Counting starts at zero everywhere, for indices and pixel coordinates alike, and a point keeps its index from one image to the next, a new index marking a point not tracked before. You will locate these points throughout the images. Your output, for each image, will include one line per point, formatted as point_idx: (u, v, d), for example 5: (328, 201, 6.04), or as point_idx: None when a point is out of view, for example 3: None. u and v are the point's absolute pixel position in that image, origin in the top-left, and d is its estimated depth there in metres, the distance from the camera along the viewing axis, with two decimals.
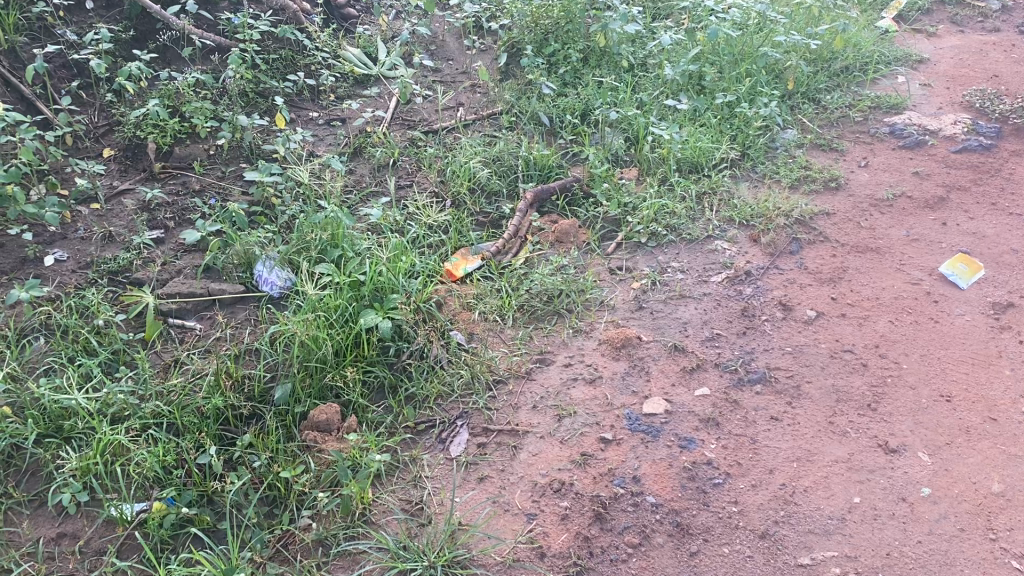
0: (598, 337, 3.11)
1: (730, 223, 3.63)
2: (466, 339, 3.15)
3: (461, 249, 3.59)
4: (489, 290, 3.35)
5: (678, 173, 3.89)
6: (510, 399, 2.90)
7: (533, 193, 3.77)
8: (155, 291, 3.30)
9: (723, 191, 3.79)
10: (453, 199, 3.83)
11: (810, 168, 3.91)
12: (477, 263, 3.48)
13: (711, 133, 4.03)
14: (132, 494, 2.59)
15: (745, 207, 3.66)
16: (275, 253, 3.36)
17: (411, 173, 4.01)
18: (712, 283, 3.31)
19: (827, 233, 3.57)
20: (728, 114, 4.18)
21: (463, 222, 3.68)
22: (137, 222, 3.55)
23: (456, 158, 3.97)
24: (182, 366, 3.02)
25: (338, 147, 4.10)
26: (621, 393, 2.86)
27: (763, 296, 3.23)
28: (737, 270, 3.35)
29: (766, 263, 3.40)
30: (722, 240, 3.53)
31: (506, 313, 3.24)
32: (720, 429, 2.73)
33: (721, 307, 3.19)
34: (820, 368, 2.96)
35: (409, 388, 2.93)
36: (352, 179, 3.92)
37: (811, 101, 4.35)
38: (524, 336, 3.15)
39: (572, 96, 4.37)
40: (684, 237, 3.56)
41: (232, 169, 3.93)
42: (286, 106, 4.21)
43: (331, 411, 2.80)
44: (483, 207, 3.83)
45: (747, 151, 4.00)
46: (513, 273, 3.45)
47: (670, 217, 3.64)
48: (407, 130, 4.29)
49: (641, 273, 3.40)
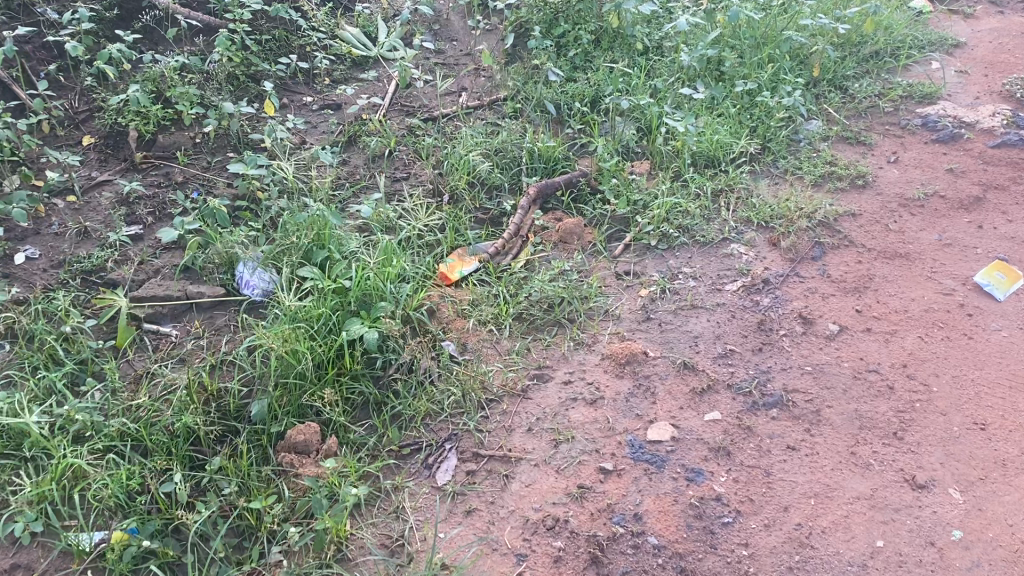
0: (601, 351, 2.88)
1: (748, 225, 3.36)
2: (459, 350, 2.93)
3: (458, 249, 3.37)
4: (485, 297, 3.14)
5: (692, 168, 3.63)
6: (503, 420, 2.68)
7: (536, 188, 3.53)
8: (129, 293, 3.09)
9: (741, 188, 3.52)
10: (451, 194, 3.60)
11: (835, 164, 3.64)
12: (473, 266, 3.26)
13: (730, 124, 3.76)
14: (91, 522, 2.40)
15: (765, 207, 3.39)
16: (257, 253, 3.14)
17: (408, 166, 3.78)
18: (727, 292, 3.05)
19: (852, 237, 3.30)
20: (748, 103, 3.89)
21: (461, 221, 3.45)
22: (114, 217, 3.34)
23: (455, 150, 3.73)
24: (154, 378, 2.82)
25: (331, 135, 3.87)
26: (623, 417, 2.63)
27: (781, 308, 2.98)
28: (754, 278, 3.09)
29: (786, 270, 3.14)
30: (739, 243, 3.27)
31: (503, 323, 3.02)
32: (731, 460, 2.50)
33: (735, 320, 2.94)
34: (842, 391, 2.71)
35: (395, 406, 2.72)
36: (345, 171, 3.69)
37: (837, 89, 4.06)
38: (521, 349, 2.93)
39: (582, 82, 4.11)
40: (697, 239, 3.30)
41: (218, 159, 3.71)
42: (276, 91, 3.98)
43: (309, 431, 2.60)
44: (483, 203, 3.59)
45: (768, 144, 3.72)
46: (512, 277, 3.23)
47: (683, 217, 3.39)
48: (405, 117, 4.05)
49: (650, 279, 3.16)
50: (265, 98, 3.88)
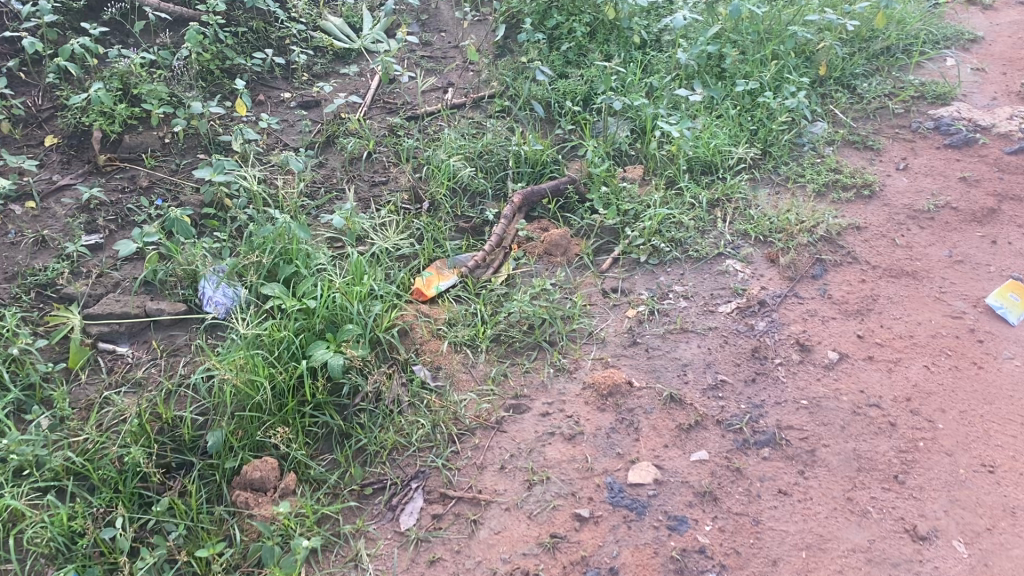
0: (583, 380, 2.69)
1: (745, 238, 3.15)
2: (431, 375, 2.75)
3: (436, 261, 3.19)
4: (462, 315, 2.95)
5: (688, 174, 3.41)
6: (475, 456, 2.50)
7: (521, 195, 3.33)
8: (85, 310, 2.92)
9: (739, 198, 3.30)
10: (431, 200, 3.41)
11: (840, 171, 3.42)
12: (451, 281, 3.07)
13: (729, 127, 3.54)
14: (29, 570, 2.24)
15: (764, 219, 3.17)
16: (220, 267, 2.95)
17: (387, 171, 3.59)
18: (720, 314, 2.85)
19: (856, 253, 3.09)
20: (749, 104, 3.67)
21: (440, 232, 3.27)
22: (72, 225, 3.15)
23: (437, 154, 3.55)
24: (106, 404, 2.66)
25: (307, 134, 3.68)
26: (603, 456, 2.44)
27: (777, 333, 2.78)
28: (750, 299, 2.88)
29: (784, 290, 2.93)
30: (735, 259, 3.06)
31: (480, 345, 2.84)
32: (718, 506, 2.31)
33: (727, 346, 2.74)
34: (840, 428, 2.52)
35: (360, 440, 2.55)
36: (320, 175, 3.52)
37: (845, 88, 3.83)
38: (497, 375, 2.74)
39: (574, 79, 3.89)
40: (690, 254, 3.10)
41: (187, 162, 3.52)
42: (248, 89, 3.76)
43: (266, 468, 2.42)
44: (465, 211, 3.40)
45: (769, 149, 3.50)
46: (492, 294, 3.04)
47: (675, 229, 3.18)
48: (387, 117, 3.85)
49: (639, 298, 2.96)
50: (238, 95, 3.68)
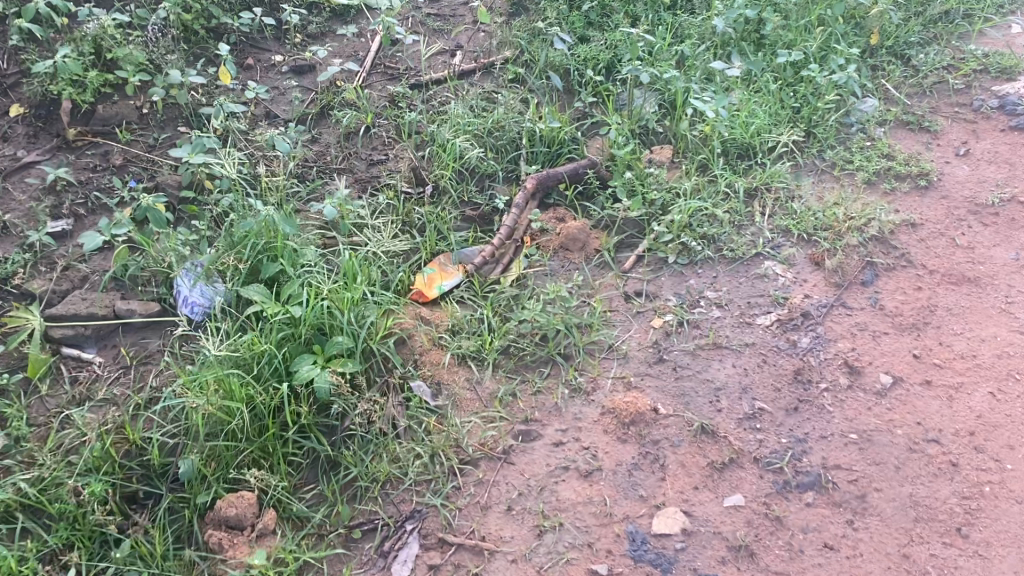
0: (602, 404, 2.39)
1: (787, 236, 2.80)
2: (431, 394, 2.46)
3: (439, 256, 2.89)
4: (467, 321, 2.65)
5: (722, 158, 3.05)
6: (478, 494, 2.21)
7: (534, 181, 3.00)
8: (47, 309, 2.61)
9: (780, 186, 2.94)
10: (435, 184, 3.09)
11: (892, 157, 3.06)
12: (455, 280, 2.78)
13: (769, 104, 3.16)
14: None
15: (808, 214, 2.82)
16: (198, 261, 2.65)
17: (388, 150, 3.27)
18: (757, 327, 2.53)
19: (911, 255, 2.74)
20: (792, 77, 3.29)
21: (445, 224, 2.96)
22: (36, 210, 2.83)
23: (441, 132, 3.21)
24: (67, 422, 2.37)
25: (299, 105, 3.35)
26: (624, 498, 2.15)
27: (823, 352, 2.46)
28: (792, 310, 2.55)
29: (831, 299, 2.60)
30: (774, 260, 2.73)
31: (486, 359, 2.54)
32: (754, 563, 2.01)
33: (766, 367, 2.42)
34: (894, 469, 2.20)
35: (349, 471, 2.26)
36: (313, 151, 3.22)
37: (898, 59, 3.44)
38: (505, 395, 2.44)
39: (596, 44, 3.50)
40: (724, 253, 2.77)
41: (167, 135, 3.19)
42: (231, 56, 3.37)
43: (242, 504, 2.13)
44: (472, 197, 3.07)
45: (813, 131, 3.13)
46: (501, 296, 2.73)
47: (707, 223, 2.84)
48: (388, 86, 3.50)
49: (665, 305, 2.65)
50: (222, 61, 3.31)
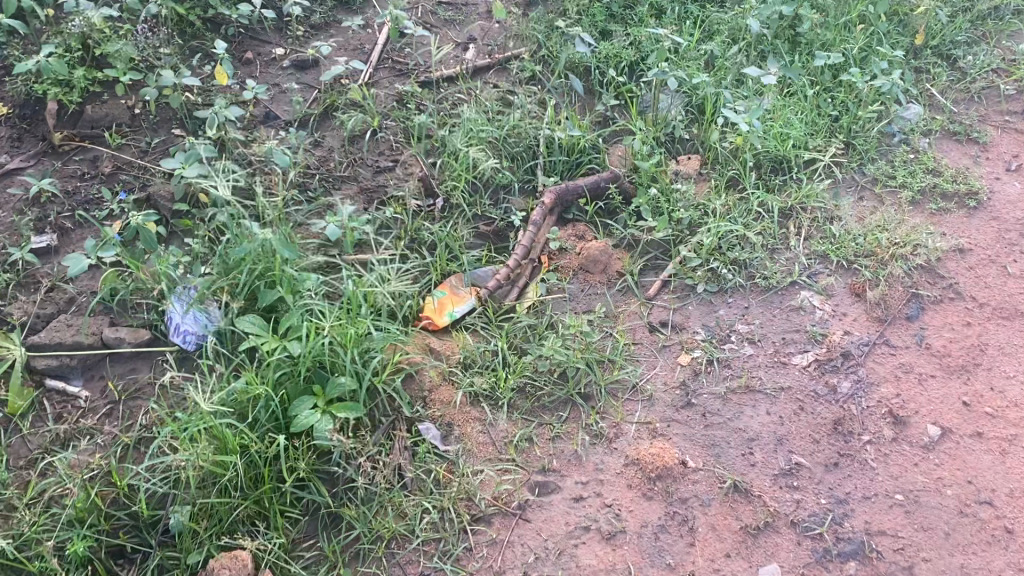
0: (625, 453, 2.21)
1: (825, 262, 2.60)
2: (441, 438, 2.28)
3: (450, 277, 2.70)
4: (480, 354, 2.47)
5: (754, 172, 2.84)
6: (490, 556, 2.04)
7: (552, 196, 2.80)
8: (29, 337, 2.43)
9: (818, 206, 2.73)
10: (445, 196, 2.89)
11: (939, 173, 2.83)
12: (467, 306, 2.59)
13: (806, 113, 2.94)
14: None
15: (848, 238, 2.62)
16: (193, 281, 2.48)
17: (396, 155, 3.05)
18: (794, 368, 2.34)
19: (960, 287, 2.54)
20: (831, 81, 3.05)
21: (456, 241, 2.75)
22: (18, 224, 2.64)
23: (453, 138, 3.00)
24: (50, 467, 2.20)
25: (302, 105, 3.14)
26: (649, 566, 1.98)
27: (864, 399, 2.27)
28: (830, 349, 2.36)
29: (873, 337, 2.41)
30: (812, 290, 2.53)
31: (501, 399, 2.35)
32: None
33: (803, 415, 2.24)
34: (943, 536, 2.02)
35: (352, 527, 2.09)
36: (315, 157, 3.02)
37: (944, 60, 3.20)
38: (521, 441, 2.26)
39: (618, 40, 3.27)
40: (757, 281, 2.57)
41: (160, 138, 2.99)
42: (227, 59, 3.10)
43: (236, 566, 1.94)
44: (485, 210, 2.87)
45: (853, 142, 2.91)
46: (517, 325, 2.55)
47: (739, 247, 2.64)
48: (396, 83, 3.28)
49: (694, 340, 2.46)
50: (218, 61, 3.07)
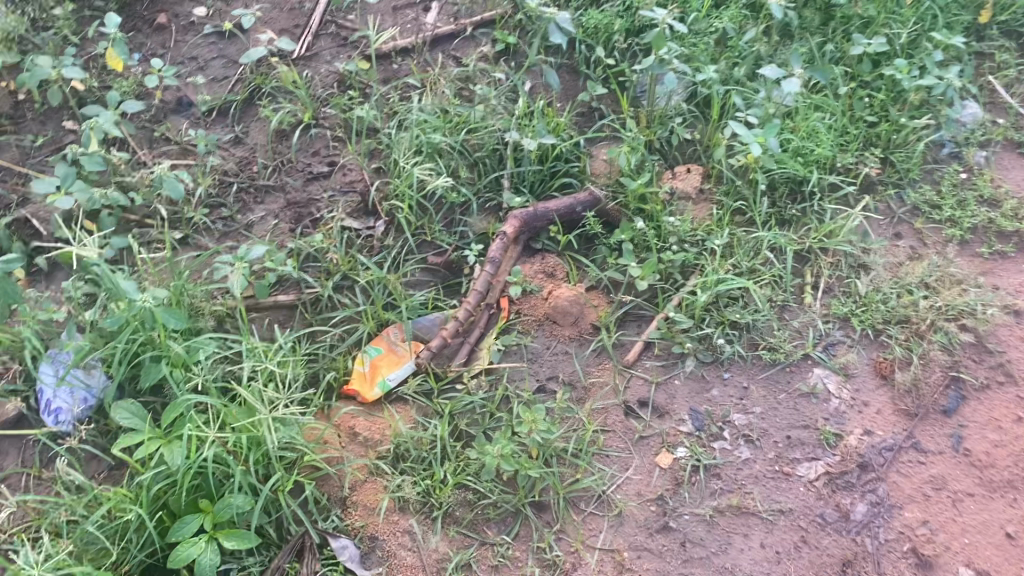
0: None
1: (847, 328, 2.10)
2: (359, 559, 1.87)
3: (390, 326, 2.23)
4: (414, 441, 2.02)
5: (766, 198, 2.30)
6: None
7: (516, 224, 2.28)
8: None
9: (844, 248, 2.19)
10: (388, 217, 2.38)
11: (998, 202, 2.28)
12: (404, 369, 2.13)
13: (835, 120, 2.37)
14: None
15: (878, 298, 2.11)
16: (68, 339, 2.00)
17: (334, 156, 2.52)
18: (798, 482, 1.89)
19: (1014, 369, 2.01)
20: (870, 72, 2.46)
21: (396, 281, 2.26)
22: None
23: (399, 142, 2.46)
24: None
25: (223, 89, 2.60)
26: None
27: (884, 530, 1.83)
28: (845, 458, 1.91)
29: (900, 438, 1.94)
30: (828, 369, 2.04)
31: (435, 510, 1.93)
32: None
33: (806, 552, 1.80)
34: None
35: None
36: (234, 160, 2.50)
37: (1014, 41, 2.58)
38: (456, 570, 1.85)
39: (610, 7, 2.65)
40: (762, 351, 2.08)
41: (47, 135, 2.45)
42: (121, 40, 2.47)
43: None
44: (436, 237, 2.35)
45: (893, 158, 2.34)
46: (464, 402, 2.08)
47: (741, 305, 2.14)
48: (338, 58, 2.69)
49: (678, 433, 1.99)
50: (112, 40, 2.47)
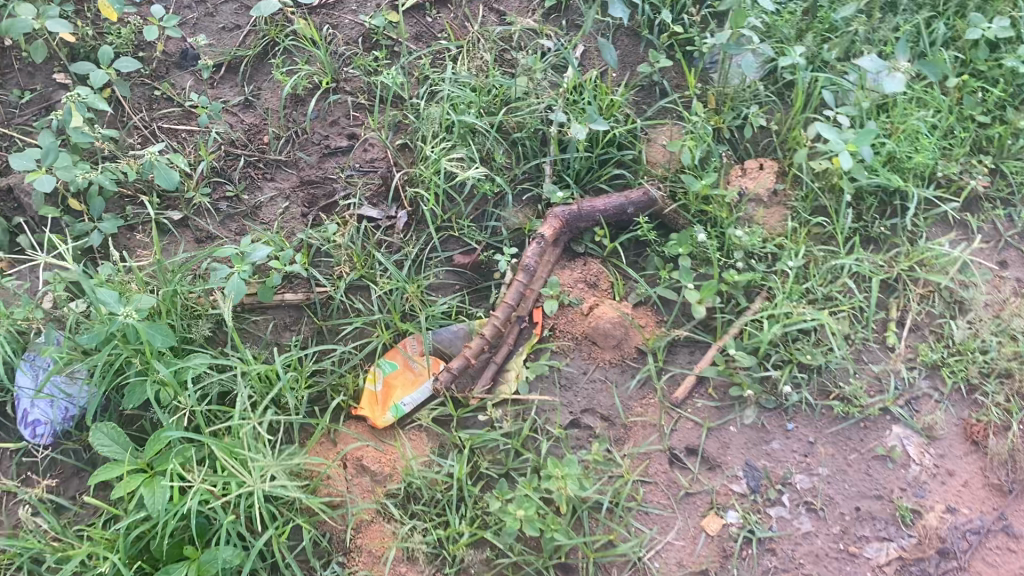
0: None
1: (935, 377, 1.81)
2: None
3: (410, 338, 1.97)
4: (428, 481, 1.79)
5: (851, 211, 1.98)
6: None
7: (557, 223, 1.98)
8: None
9: (938, 281, 1.88)
10: (411, 207, 2.10)
11: None
12: (422, 394, 1.89)
13: (941, 118, 2.02)
14: None
15: (976, 345, 1.81)
16: (45, 344, 1.77)
17: (355, 128, 2.22)
18: (867, 566, 1.64)
19: None
20: (987, 59, 2.08)
21: (417, 287, 2.00)
22: None
23: (429, 117, 2.15)
24: None
25: (233, 40, 2.29)
26: None
27: None
28: (923, 543, 1.65)
29: (990, 521, 1.67)
30: (910, 429, 1.76)
31: (448, 566, 1.71)
32: None
33: None
34: None
35: None
36: (242, 127, 2.21)
37: None
38: None
39: None
40: (834, 402, 1.80)
41: (36, 89, 2.17)
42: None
43: None
44: (463, 233, 2.07)
45: (1006, 168, 2.00)
46: (487, 439, 1.83)
47: (812, 344, 1.85)
48: (364, 7, 2.34)
49: (730, 494, 1.74)
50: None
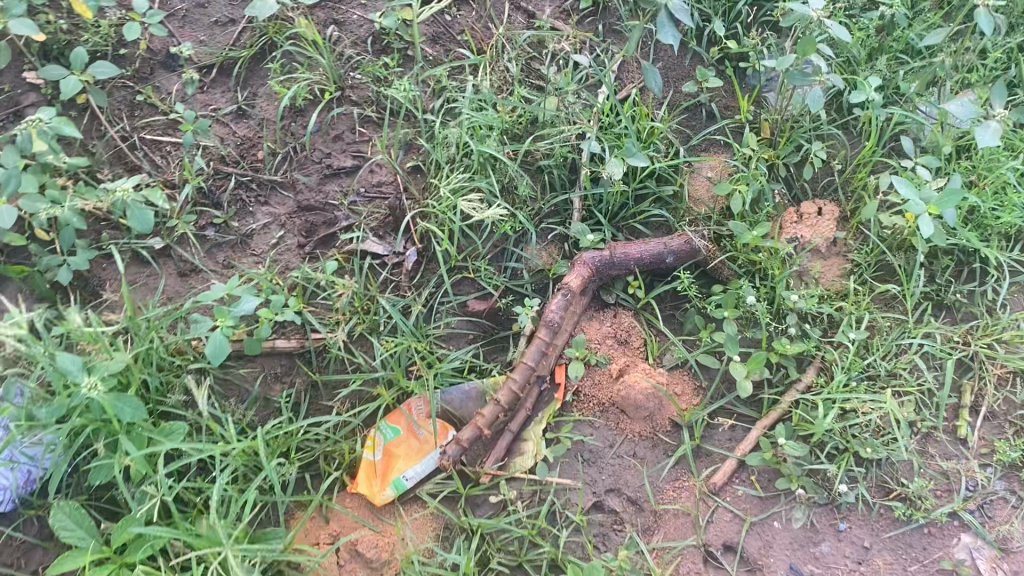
0: None
1: (1011, 477, 1.59)
2: None
3: (415, 398, 1.74)
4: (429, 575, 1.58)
5: (923, 273, 1.74)
6: None
7: (587, 270, 1.74)
8: None
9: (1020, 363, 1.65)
10: (420, 244, 1.86)
11: None
12: (427, 467, 1.69)
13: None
14: None
15: None
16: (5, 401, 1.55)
17: (361, 145, 1.96)
18: None
19: None
20: None
21: (425, 342, 1.78)
22: None
23: (446, 141, 1.90)
24: None
25: (225, 38, 2.02)
26: None
27: None
28: None
29: None
30: (982, 539, 1.54)
31: None
32: None
33: None
34: None
35: None
36: (234, 141, 1.95)
37: None
38: None
39: None
40: (895, 502, 1.58)
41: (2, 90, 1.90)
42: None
43: None
44: (479, 275, 1.83)
45: None
46: (499, 526, 1.63)
47: (874, 432, 1.62)
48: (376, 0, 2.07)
49: None
50: None
